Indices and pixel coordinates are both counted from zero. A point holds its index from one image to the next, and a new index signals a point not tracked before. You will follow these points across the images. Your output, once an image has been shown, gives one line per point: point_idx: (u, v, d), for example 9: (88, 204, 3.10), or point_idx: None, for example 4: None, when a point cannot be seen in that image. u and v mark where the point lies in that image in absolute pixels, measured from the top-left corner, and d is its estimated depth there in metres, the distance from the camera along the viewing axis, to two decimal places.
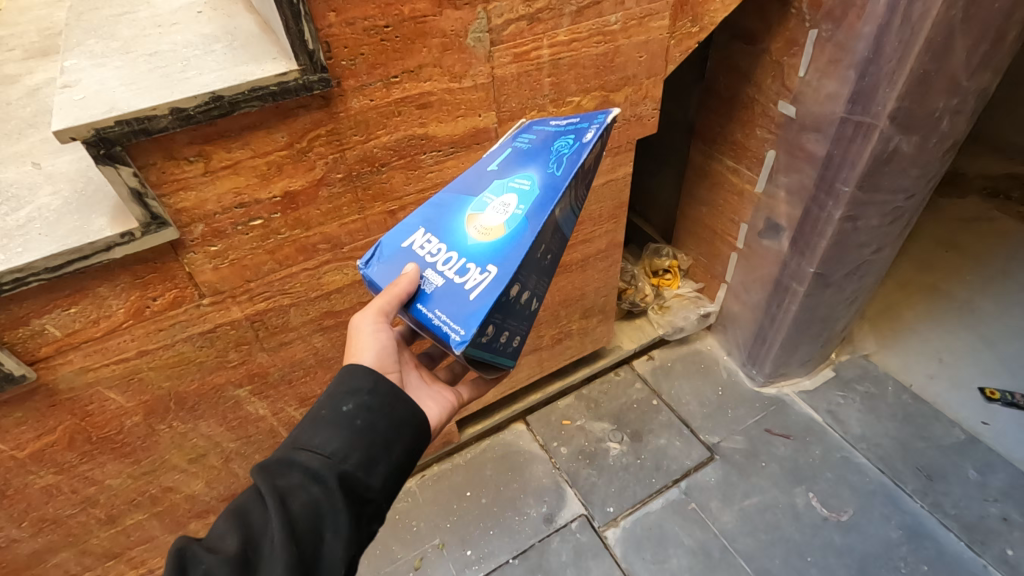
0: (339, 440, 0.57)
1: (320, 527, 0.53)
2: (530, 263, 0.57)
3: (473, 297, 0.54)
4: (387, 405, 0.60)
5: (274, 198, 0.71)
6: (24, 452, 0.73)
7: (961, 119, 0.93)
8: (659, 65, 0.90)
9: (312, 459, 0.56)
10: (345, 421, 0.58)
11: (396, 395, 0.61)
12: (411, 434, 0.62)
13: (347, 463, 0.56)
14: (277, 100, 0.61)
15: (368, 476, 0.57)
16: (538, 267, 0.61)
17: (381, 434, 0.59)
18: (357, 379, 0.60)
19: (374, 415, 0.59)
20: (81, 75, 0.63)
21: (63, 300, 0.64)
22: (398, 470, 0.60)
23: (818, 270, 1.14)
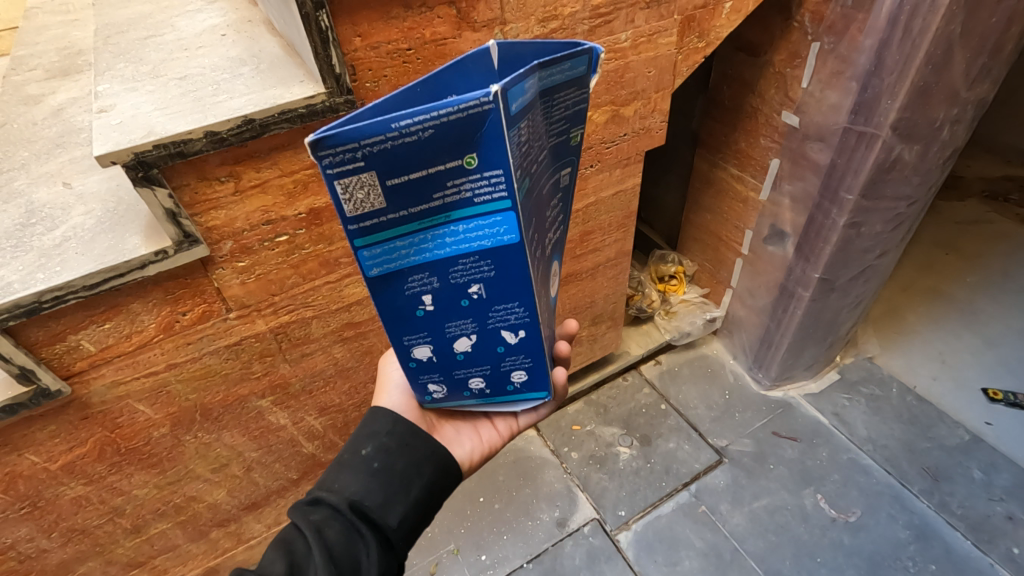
0: (360, 481, 0.59)
1: (351, 560, 0.55)
2: (422, 325, 0.52)
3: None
4: (404, 444, 0.62)
5: (300, 215, 0.73)
6: (56, 464, 0.75)
7: (961, 128, 0.96)
8: (667, 80, 0.92)
9: (336, 498, 0.58)
10: (365, 463, 0.60)
11: (412, 436, 0.63)
12: (430, 473, 0.63)
13: (369, 501, 0.59)
14: (305, 122, 0.63)
15: (388, 517, 0.59)
16: (472, 311, 0.52)
17: (400, 473, 0.61)
18: (377, 422, 0.63)
19: (391, 454, 0.61)
20: (116, 100, 0.65)
21: (98, 316, 0.66)
22: (419, 509, 0.61)
23: (823, 275, 1.16)
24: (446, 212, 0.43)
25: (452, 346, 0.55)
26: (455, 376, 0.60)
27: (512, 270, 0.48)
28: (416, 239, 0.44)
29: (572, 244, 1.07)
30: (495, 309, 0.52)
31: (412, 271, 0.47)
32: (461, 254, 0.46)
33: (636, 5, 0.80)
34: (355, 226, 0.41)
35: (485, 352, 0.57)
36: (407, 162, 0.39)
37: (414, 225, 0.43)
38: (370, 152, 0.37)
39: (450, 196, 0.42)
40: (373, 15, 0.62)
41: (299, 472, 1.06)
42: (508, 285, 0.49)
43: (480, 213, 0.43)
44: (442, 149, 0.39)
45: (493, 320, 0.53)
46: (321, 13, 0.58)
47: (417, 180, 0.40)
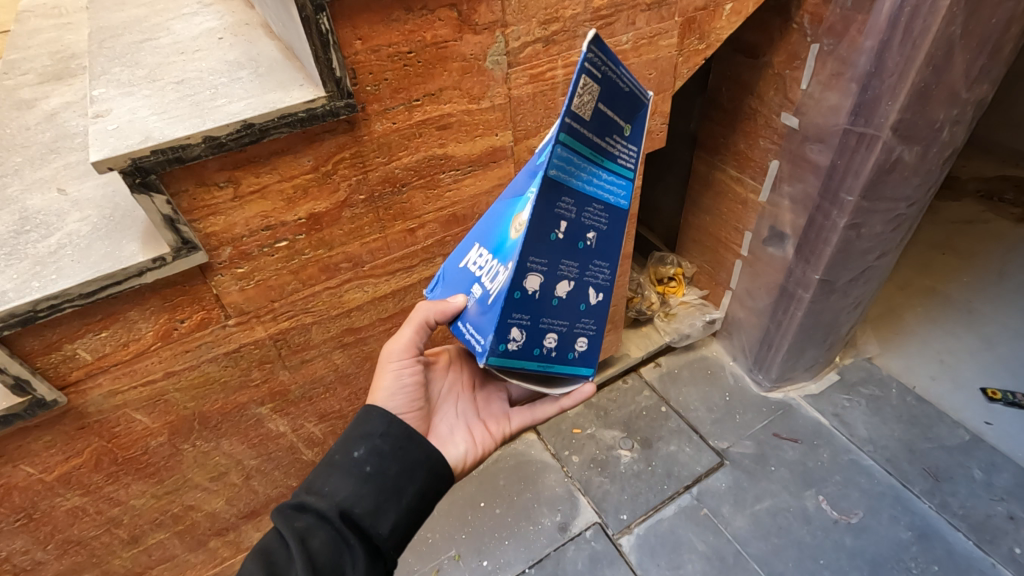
0: (350, 486, 0.58)
1: (337, 566, 0.53)
2: (548, 252, 0.54)
3: (489, 310, 0.56)
4: (398, 448, 0.62)
5: (299, 220, 0.72)
6: (52, 475, 0.74)
7: (960, 129, 0.96)
8: (668, 82, 0.92)
9: (324, 502, 0.57)
10: (357, 466, 0.60)
11: (407, 439, 0.63)
12: (421, 481, 0.62)
13: (358, 507, 0.57)
14: (305, 126, 0.63)
15: (379, 523, 0.58)
16: (582, 254, 0.58)
17: (391, 479, 0.60)
18: (371, 423, 0.63)
19: (385, 459, 0.61)
20: (112, 104, 0.64)
21: (95, 324, 0.65)
22: (410, 517, 0.60)
23: (823, 277, 1.16)
24: (603, 158, 0.54)
25: (553, 291, 0.57)
26: (540, 326, 0.58)
27: (619, 226, 0.60)
28: (584, 165, 0.52)
29: None
30: (593, 264, 0.60)
31: (568, 192, 0.52)
32: (596, 199, 0.55)
33: (638, 7, 0.80)
34: (568, 122, 0.47)
35: (571, 308, 0.61)
36: (613, 97, 0.50)
37: (590, 153, 0.52)
38: (607, 72, 0.48)
39: (609, 147, 0.54)
40: (374, 17, 0.61)
41: (299, 479, 1.05)
42: (611, 240, 0.60)
43: (618, 172, 0.56)
44: (626, 108, 0.53)
45: (589, 275, 0.61)
46: (321, 16, 0.57)
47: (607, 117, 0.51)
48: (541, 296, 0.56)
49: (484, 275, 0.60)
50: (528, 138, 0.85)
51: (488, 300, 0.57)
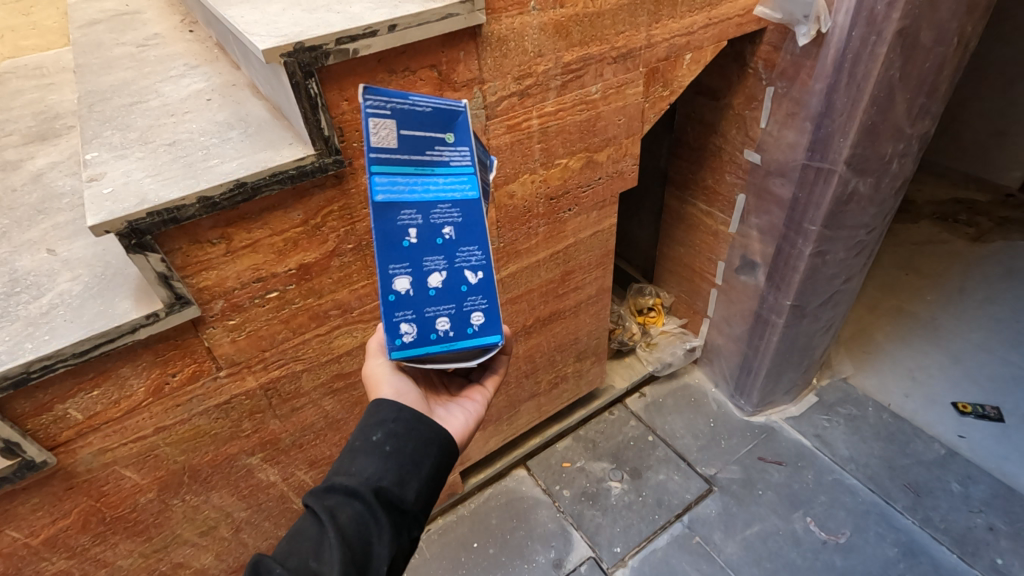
0: (373, 465, 0.58)
1: (366, 537, 0.54)
2: (403, 254, 0.51)
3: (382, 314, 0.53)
4: (412, 428, 0.61)
5: (289, 271, 0.74)
6: (38, 539, 0.73)
7: (908, 161, 1.03)
8: (637, 126, 0.98)
9: (349, 480, 0.57)
10: (376, 447, 0.59)
11: (419, 418, 0.61)
12: (436, 456, 0.61)
13: (383, 482, 0.57)
14: (296, 182, 0.66)
15: (402, 493, 0.58)
16: (443, 250, 0.53)
17: (410, 455, 0.60)
18: (382, 411, 0.61)
19: (402, 439, 0.60)
20: (106, 167, 0.67)
21: (86, 383, 0.66)
22: (431, 484, 0.61)
23: (794, 302, 1.21)
24: (433, 167, 0.50)
25: (423, 281, 0.53)
26: (425, 316, 0.54)
27: (479, 216, 0.53)
28: (412, 181, 0.49)
29: (554, 284, 1.09)
30: (459, 250, 0.54)
31: (404, 208, 0.49)
32: (440, 201, 0.51)
33: (605, 61, 0.86)
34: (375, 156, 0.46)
35: (450, 292, 0.55)
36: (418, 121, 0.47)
37: (412, 168, 0.49)
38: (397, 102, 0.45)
39: (436, 157, 0.50)
40: (360, 80, 0.65)
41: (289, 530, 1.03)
42: (474, 228, 0.54)
43: (457, 172, 0.52)
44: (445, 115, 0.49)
45: (458, 261, 0.54)
46: (310, 81, 0.61)
47: (417, 135, 0.48)
48: (419, 288, 0.53)
49: None
50: (507, 184, 0.88)
51: None
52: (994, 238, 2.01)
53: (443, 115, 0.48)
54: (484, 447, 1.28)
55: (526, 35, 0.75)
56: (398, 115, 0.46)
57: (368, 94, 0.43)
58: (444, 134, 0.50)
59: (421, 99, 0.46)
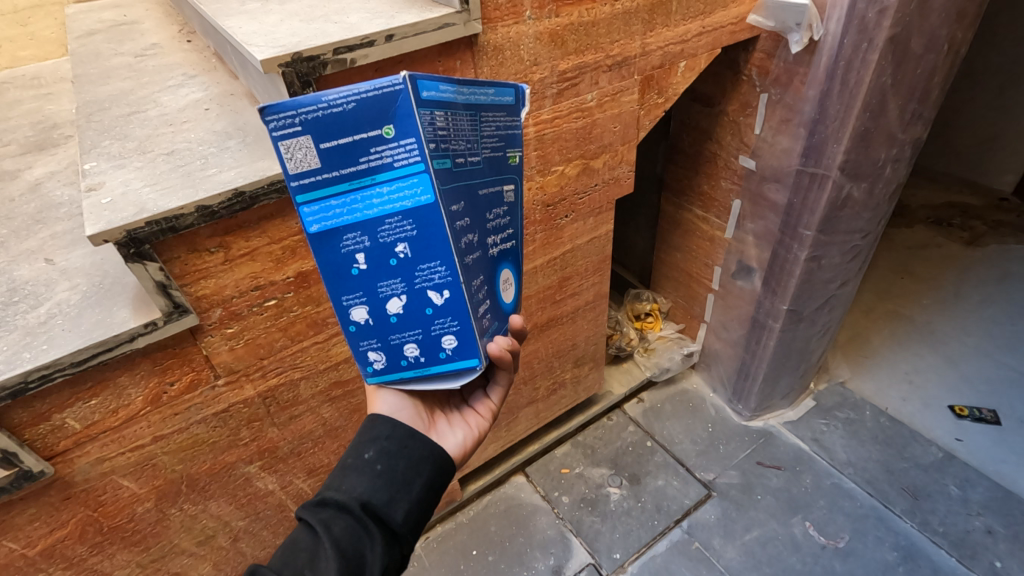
0: (365, 482, 0.58)
1: (358, 552, 0.54)
2: (356, 282, 0.52)
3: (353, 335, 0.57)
4: (405, 445, 0.61)
5: (288, 279, 0.74)
6: (34, 549, 0.72)
7: (901, 166, 1.04)
8: (632, 133, 0.99)
9: (341, 496, 0.57)
10: (368, 465, 0.59)
11: (413, 435, 0.62)
12: (429, 474, 0.62)
13: (374, 499, 0.57)
14: (293, 191, 0.66)
15: (394, 510, 0.58)
16: (399, 271, 0.52)
17: (402, 473, 0.60)
18: (375, 426, 0.61)
19: (394, 457, 0.60)
20: (105, 177, 0.67)
21: (85, 392, 0.66)
22: (424, 502, 0.60)
23: (791, 307, 1.21)
24: (372, 176, 0.47)
25: (383, 308, 0.54)
26: (390, 342, 0.56)
27: (438, 225, 0.50)
28: (349, 200, 0.47)
29: (552, 290, 1.09)
30: (418, 267, 0.52)
31: (346, 231, 0.49)
32: (387, 214, 0.49)
33: (600, 69, 0.86)
34: (296, 184, 0.45)
35: (414, 315, 0.55)
36: (338, 128, 0.43)
37: (346, 185, 0.46)
38: (306, 119, 0.42)
39: (374, 162, 0.46)
40: None
41: None
42: (434, 240, 0.51)
43: (401, 175, 0.47)
44: (373, 112, 0.44)
45: (420, 280, 0.53)
46: (309, 91, 0.61)
47: (343, 146, 0.44)
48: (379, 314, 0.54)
49: None
50: None
51: None
52: (989, 241, 2.03)
53: (373, 108, 0.44)
54: (483, 454, 1.28)
55: (522, 44, 0.76)
56: (311, 130, 0.43)
57: (264, 119, 0.41)
58: (381, 130, 0.45)
59: (335, 98, 0.42)
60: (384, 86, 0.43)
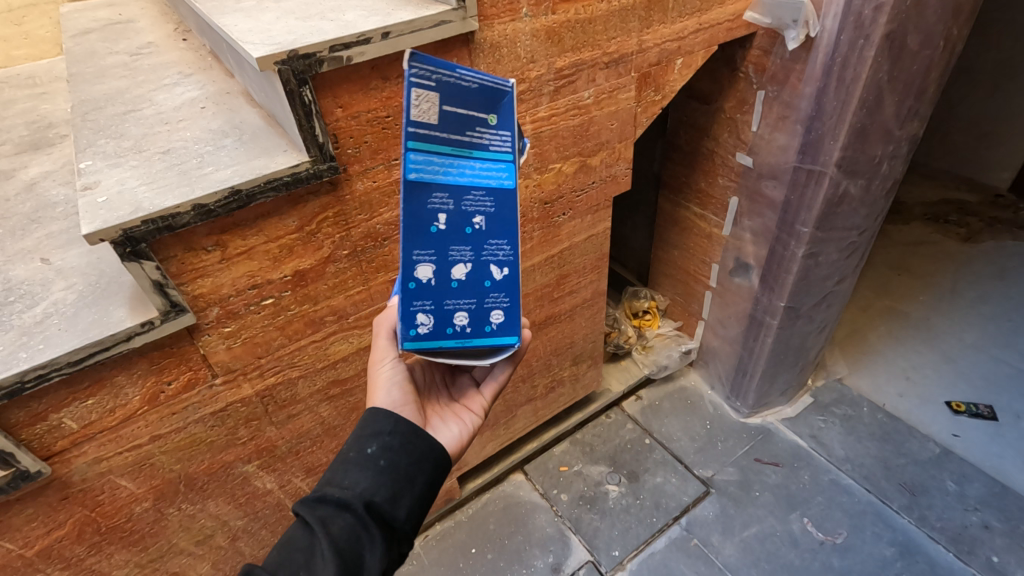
0: (367, 479, 0.58)
1: (357, 551, 0.54)
2: (432, 242, 0.51)
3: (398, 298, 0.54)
4: (408, 443, 0.61)
5: (285, 278, 0.74)
6: (32, 550, 0.72)
7: (898, 162, 1.04)
8: (629, 130, 0.99)
9: (342, 492, 0.57)
10: (370, 461, 0.59)
11: (416, 432, 0.62)
12: (430, 472, 0.62)
13: (375, 497, 0.57)
14: (290, 189, 0.66)
15: (395, 509, 0.58)
16: (471, 240, 0.53)
17: (403, 470, 0.60)
18: (378, 421, 0.61)
19: (396, 454, 0.60)
20: (100, 176, 0.67)
21: (81, 392, 0.66)
22: (424, 501, 0.61)
23: (788, 304, 1.21)
24: (471, 149, 0.50)
25: (448, 272, 0.54)
26: (443, 308, 0.55)
27: (510, 208, 0.54)
28: (447, 161, 0.48)
29: (549, 288, 1.09)
30: (488, 242, 0.55)
31: (436, 190, 0.49)
32: (474, 187, 0.51)
33: (597, 66, 0.86)
34: (410, 130, 0.45)
35: (473, 285, 0.56)
36: (460, 96, 0.46)
37: (450, 150, 0.48)
38: (440, 78, 0.44)
39: (476, 138, 0.50)
40: (354, 87, 0.65)
41: None
42: (504, 221, 0.55)
43: (493, 158, 0.51)
44: (486, 95, 0.48)
45: (485, 254, 0.55)
46: (304, 89, 0.61)
47: (460, 115, 0.47)
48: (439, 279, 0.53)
49: None
50: None
51: None
52: (985, 238, 2.03)
53: (487, 94, 0.48)
54: (481, 452, 1.28)
55: (518, 41, 0.76)
56: (440, 89, 0.45)
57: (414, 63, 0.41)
58: (488, 115, 0.49)
59: (466, 73, 0.45)
60: (501, 79, 0.48)
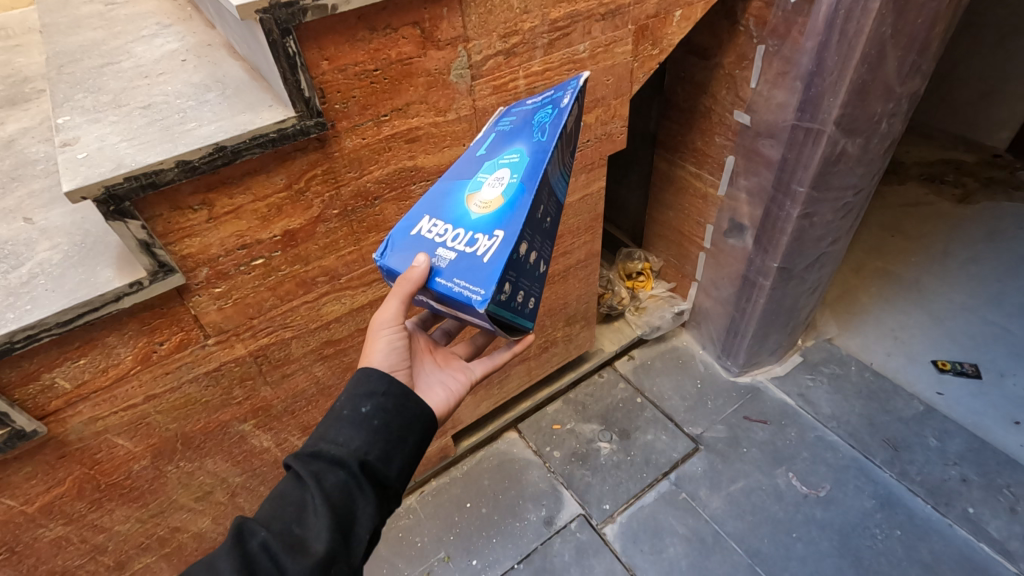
0: (360, 437, 0.58)
1: (349, 507, 0.56)
2: (533, 226, 0.59)
3: (486, 262, 0.55)
4: (402, 403, 0.61)
5: (275, 238, 0.73)
6: (33, 506, 0.73)
7: (897, 120, 1.03)
8: (625, 87, 0.96)
9: (335, 449, 0.57)
10: (363, 420, 0.59)
11: (410, 393, 0.62)
12: (421, 432, 0.63)
13: (369, 456, 0.58)
14: (277, 146, 0.64)
15: (387, 467, 0.59)
16: (544, 234, 0.63)
17: (396, 430, 0.60)
18: (372, 381, 0.61)
19: (389, 414, 0.60)
20: (79, 132, 0.65)
21: (73, 352, 0.65)
22: (414, 459, 0.62)
23: (781, 264, 1.22)
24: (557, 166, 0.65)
25: (529, 255, 0.59)
26: (517, 285, 0.58)
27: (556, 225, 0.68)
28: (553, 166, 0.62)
29: None
30: (547, 243, 0.64)
31: (546, 184, 0.60)
32: (553, 194, 0.64)
33: (592, 18, 0.83)
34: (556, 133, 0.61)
35: (534, 273, 0.62)
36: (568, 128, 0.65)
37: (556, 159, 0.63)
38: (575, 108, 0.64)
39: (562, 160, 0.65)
40: (340, 38, 0.63)
41: None
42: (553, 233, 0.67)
43: (561, 178, 0.67)
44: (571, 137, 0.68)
45: (544, 252, 0.64)
46: (288, 40, 0.58)
47: (567, 136, 0.65)
48: (523, 257, 0.58)
49: (463, 245, 0.58)
50: None
51: (478, 261, 0.55)
52: (980, 199, 2.03)
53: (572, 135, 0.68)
54: (476, 411, 1.30)
55: None
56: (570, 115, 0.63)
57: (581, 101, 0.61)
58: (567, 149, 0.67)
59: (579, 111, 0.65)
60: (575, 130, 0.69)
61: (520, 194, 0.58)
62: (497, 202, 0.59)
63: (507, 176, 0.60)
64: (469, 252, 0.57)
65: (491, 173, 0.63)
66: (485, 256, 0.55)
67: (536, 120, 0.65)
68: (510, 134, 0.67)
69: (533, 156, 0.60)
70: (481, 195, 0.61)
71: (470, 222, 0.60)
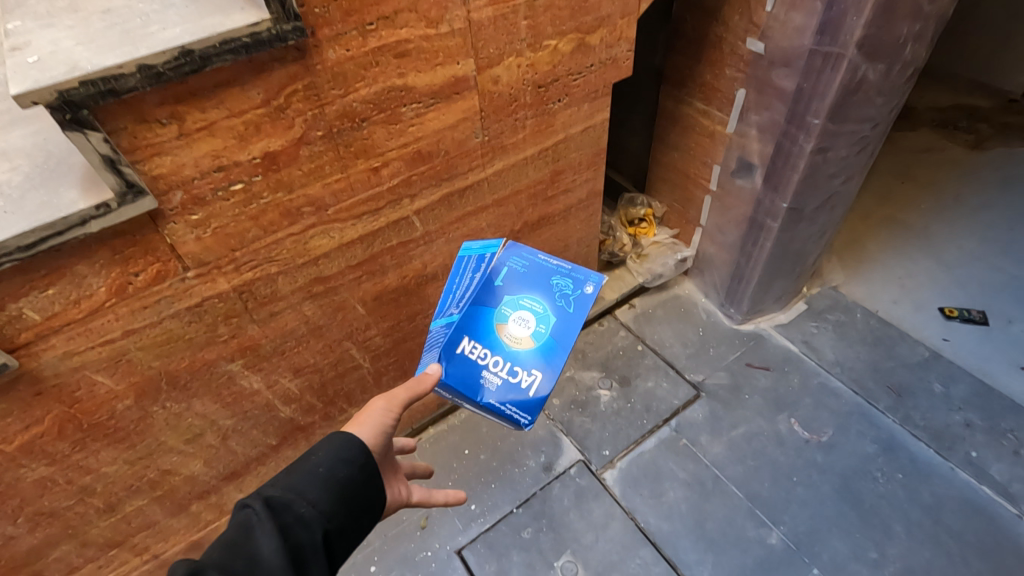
0: (328, 504, 0.59)
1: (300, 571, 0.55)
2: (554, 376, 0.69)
3: (533, 399, 0.64)
4: (366, 486, 0.62)
5: (254, 160, 0.67)
6: (12, 445, 0.70)
7: (922, 45, 0.96)
8: (633, 5, 0.89)
9: (302, 506, 0.57)
10: (336, 487, 0.60)
11: (373, 475, 0.63)
12: (369, 525, 0.63)
13: (331, 524, 0.58)
14: (251, 53, 0.58)
15: (338, 545, 0.59)
16: None
17: (356, 522, 0.61)
18: (350, 451, 0.62)
19: (355, 486, 0.61)
20: (30, 37, 0.58)
21: (39, 280, 0.61)
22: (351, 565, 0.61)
23: (791, 205, 1.16)
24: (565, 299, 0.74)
25: None
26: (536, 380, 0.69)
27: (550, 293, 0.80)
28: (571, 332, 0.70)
29: (543, 185, 1.03)
30: None
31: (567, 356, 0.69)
32: None
33: None
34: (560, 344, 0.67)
35: None
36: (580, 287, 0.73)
37: None
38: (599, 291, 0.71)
39: None
40: None
41: (279, 438, 1.02)
42: None
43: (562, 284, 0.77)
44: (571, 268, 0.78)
45: None
46: None
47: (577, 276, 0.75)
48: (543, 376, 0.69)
49: (504, 373, 0.66)
50: (490, 67, 0.80)
51: (524, 394, 0.65)
52: (994, 144, 1.96)
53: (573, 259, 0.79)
54: None
55: None
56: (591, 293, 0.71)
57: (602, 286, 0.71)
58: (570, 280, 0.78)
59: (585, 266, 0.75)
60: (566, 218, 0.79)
61: (558, 343, 0.67)
62: (528, 343, 0.67)
63: (536, 324, 0.68)
64: (509, 380, 0.66)
65: (514, 309, 0.69)
66: (529, 391, 0.65)
67: (555, 282, 0.71)
68: (524, 275, 0.72)
69: (561, 315, 0.68)
70: (511, 330, 0.68)
71: (504, 354, 0.67)
